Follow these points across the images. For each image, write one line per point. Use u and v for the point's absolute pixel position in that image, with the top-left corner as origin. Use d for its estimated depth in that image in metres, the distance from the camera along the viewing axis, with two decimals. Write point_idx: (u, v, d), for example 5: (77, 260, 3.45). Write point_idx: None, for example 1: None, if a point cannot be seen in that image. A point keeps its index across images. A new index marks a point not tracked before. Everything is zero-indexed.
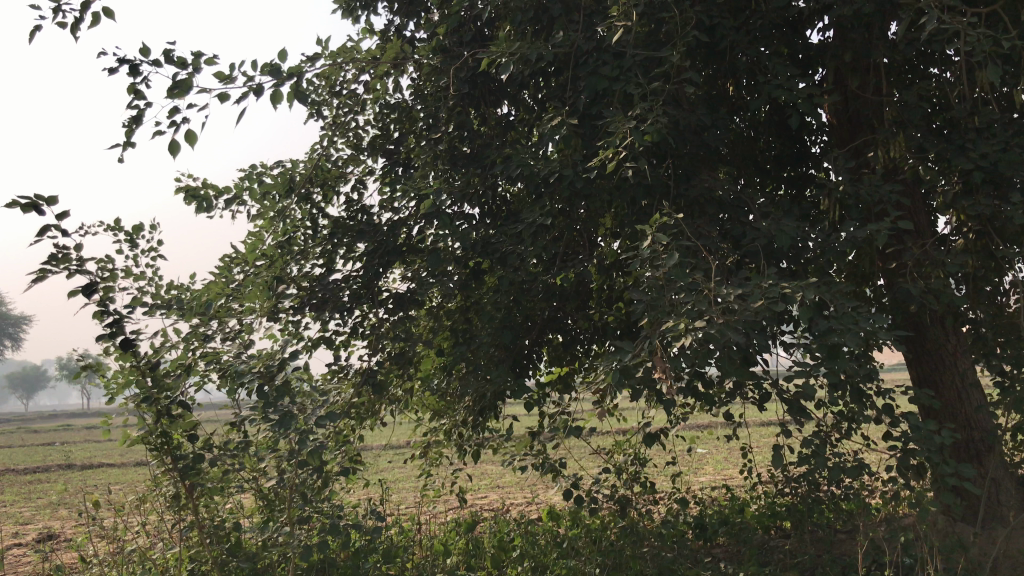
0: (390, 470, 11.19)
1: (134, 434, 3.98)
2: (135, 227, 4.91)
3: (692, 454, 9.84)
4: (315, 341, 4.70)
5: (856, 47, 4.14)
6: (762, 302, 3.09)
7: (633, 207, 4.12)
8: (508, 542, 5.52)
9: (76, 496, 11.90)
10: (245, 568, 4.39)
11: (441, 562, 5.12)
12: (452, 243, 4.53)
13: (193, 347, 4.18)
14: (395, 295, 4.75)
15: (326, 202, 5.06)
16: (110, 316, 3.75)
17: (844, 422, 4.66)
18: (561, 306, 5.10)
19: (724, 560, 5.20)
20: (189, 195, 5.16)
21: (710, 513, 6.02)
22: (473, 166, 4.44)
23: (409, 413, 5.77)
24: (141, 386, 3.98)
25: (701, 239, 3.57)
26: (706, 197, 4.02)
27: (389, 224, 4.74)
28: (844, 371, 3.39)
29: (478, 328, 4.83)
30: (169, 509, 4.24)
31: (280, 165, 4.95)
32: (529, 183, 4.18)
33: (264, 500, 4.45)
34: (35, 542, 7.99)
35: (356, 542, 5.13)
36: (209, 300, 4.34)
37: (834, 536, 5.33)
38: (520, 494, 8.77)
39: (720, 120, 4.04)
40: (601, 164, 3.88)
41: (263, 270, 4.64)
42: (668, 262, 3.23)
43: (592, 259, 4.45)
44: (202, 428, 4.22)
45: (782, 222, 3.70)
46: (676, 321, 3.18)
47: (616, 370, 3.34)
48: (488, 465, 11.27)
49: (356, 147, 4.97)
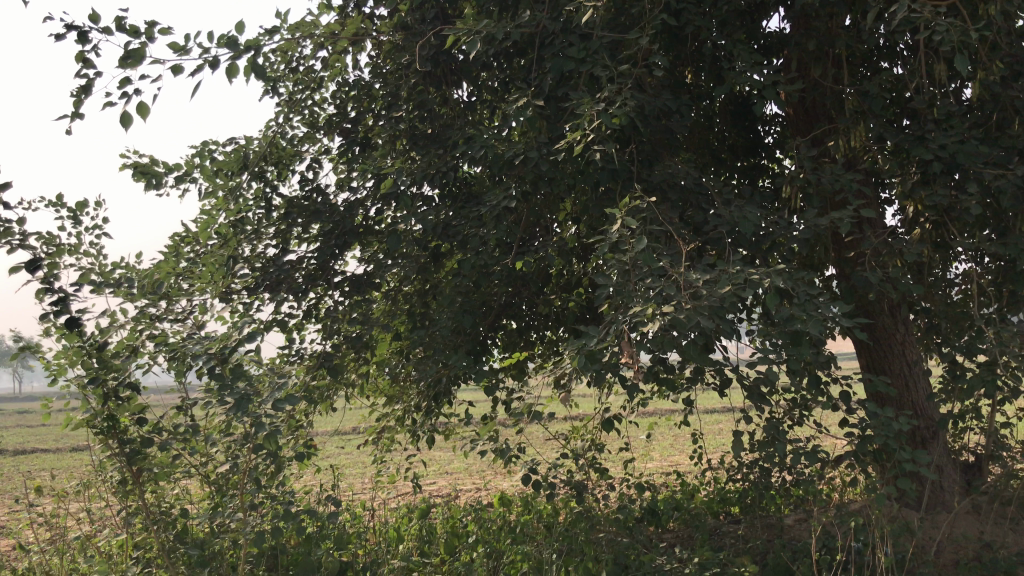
0: (338, 457, 11.07)
1: (77, 418, 3.81)
2: (80, 203, 4.71)
3: (642, 440, 9.93)
4: (268, 323, 4.57)
5: (819, 36, 4.17)
6: (730, 288, 3.08)
7: (597, 192, 4.09)
8: (461, 528, 5.48)
9: (9, 481, 11.52)
10: (193, 555, 4.27)
11: (395, 548, 5.05)
12: (412, 225, 4.45)
13: (142, 328, 4.02)
14: (351, 277, 4.64)
15: (280, 180, 4.92)
16: (55, 294, 3.54)
17: (798, 408, 4.71)
18: (519, 291, 5.06)
19: (677, 545, 5.24)
20: (138, 171, 4.98)
21: (662, 499, 6.07)
22: (434, 146, 4.36)
23: (363, 397, 5.69)
24: (87, 367, 3.77)
25: (667, 224, 3.56)
26: (670, 183, 4.01)
27: (346, 205, 4.63)
28: (805, 358, 3.41)
29: (436, 312, 4.76)
30: (115, 495, 4.09)
31: (232, 141, 4.79)
32: (492, 166, 4.11)
33: (214, 486, 4.32)
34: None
35: (307, 529, 5.03)
36: (159, 279, 4.17)
37: (783, 522, 5.40)
38: (470, 480, 8.76)
39: (684, 105, 4.03)
40: (566, 147, 3.83)
41: (215, 249, 4.49)
42: (636, 246, 3.20)
43: (553, 244, 4.42)
44: (150, 412, 4.07)
45: (746, 209, 3.71)
46: (642, 306, 3.15)
47: (581, 355, 3.30)
48: (437, 451, 11.22)
49: (313, 125, 4.85)
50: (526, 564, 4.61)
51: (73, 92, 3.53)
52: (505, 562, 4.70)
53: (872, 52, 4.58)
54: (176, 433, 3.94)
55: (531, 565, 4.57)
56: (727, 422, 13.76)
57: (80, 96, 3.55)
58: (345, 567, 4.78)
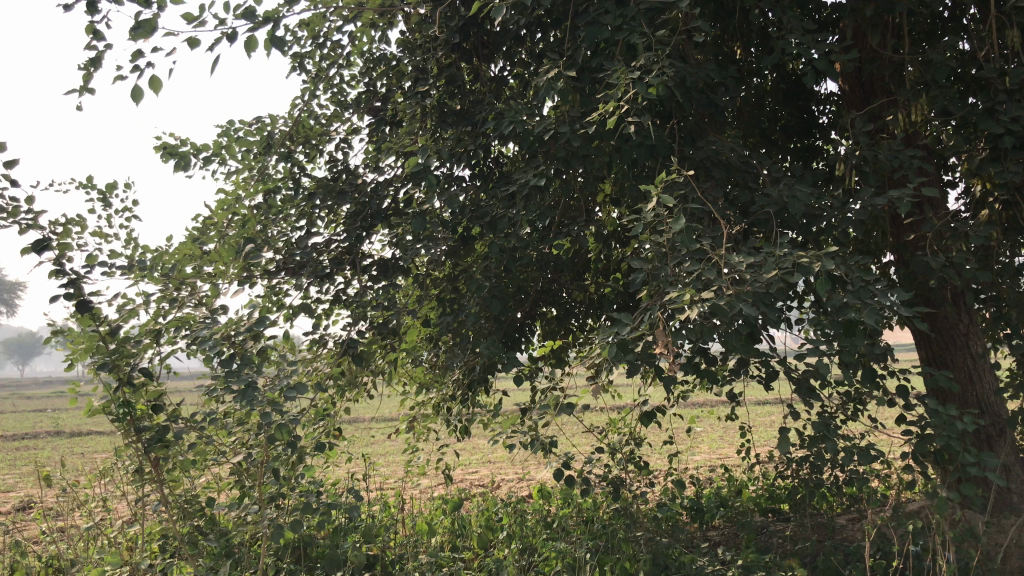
0: (380, 445, 11.01)
1: (92, 405, 3.69)
2: (108, 184, 4.60)
3: (688, 432, 9.66)
4: (293, 309, 4.41)
5: (878, 1, 3.85)
6: (776, 273, 2.80)
7: (635, 170, 3.83)
8: (495, 522, 5.30)
9: (57, 464, 11.68)
10: (215, 547, 4.14)
11: (425, 542, 4.87)
12: (441, 207, 4.24)
13: (159, 313, 3.87)
14: (379, 261, 4.47)
15: (309, 160, 4.75)
16: (66, 276, 3.39)
17: (851, 403, 4.42)
18: (556, 277, 4.85)
19: (720, 545, 4.98)
20: (166, 152, 4.85)
21: (707, 495, 5.82)
22: (464, 123, 4.15)
23: (396, 385, 5.55)
24: (101, 352, 3.62)
25: (708, 203, 3.29)
26: (713, 160, 3.74)
27: (374, 185, 4.45)
28: (860, 349, 3.12)
29: (468, 298, 4.56)
30: (133, 484, 3.97)
31: (258, 120, 4.63)
32: (523, 143, 3.88)
33: (236, 475, 4.19)
34: (13, 513, 7.80)
35: (335, 520, 4.89)
36: (178, 261, 4.01)
37: (834, 522, 5.11)
38: (511, 471, 8.60)
39: (729, 77, 3.76)
40: (601, 120, 3.59)
41: (238, 231, 4.34)
42: (673, 226, 2.94)
43: (590, 226, 4.19)
44: (169, 399, 3.93)
45: (795, 188, 3.43)
46: (679, 292, 2.89)
47: (613, 344, 3.06)
48: (479, 440, 11.09)
49: (340, 103, 4.67)
50: (559, 563, 4.40)
51: (82, 66, 3.40)
52: (538, 560, 4.50)
53: (936, 21, 4.25)
54: (193, 422, 3.80)
55: (565, 564, 4.35)
56: (779, 415, 13.42)
57: (90, 70, 3.43)
58: (372, 560, 4.61)
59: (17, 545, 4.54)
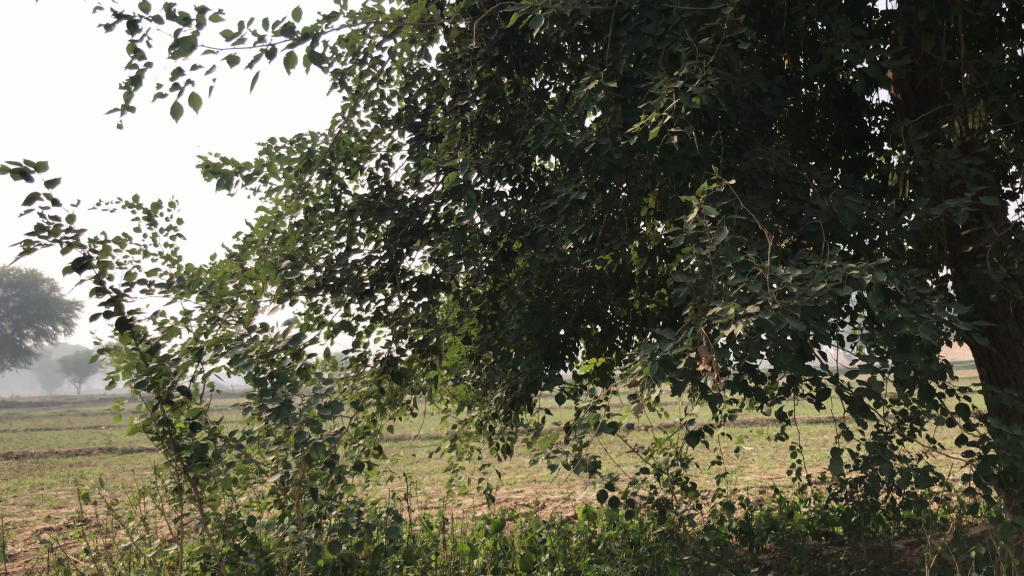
0: (424, 463, 10.97)
1: (132, 423, 3.68)
2: (153, 203, 4.64)
3: (737, 452, 9.46)
4: (333, 326, 4.38)
5: (932, 5, 3.71)
6: (825, 286, 2.68)
7: (678, 182, 3.73)
8: (538, 543, 5.19)
9: (109, 480, 11.87)
10: (254, 567, 4.10)
11: (466, 564, 4.78)
12: (480, 222, 4.18)
13: (200, 330, 3.86)
14: (419, 278, 4.40)
15: (350, 177, 4.74)
16: (106, 293, 3.40)
17: (909, 423, 4.24)
18: (599, 293, 4.76)
19: (771, 570, 4.81)
20: (210, 170, 4.88)
21: (757, 517, 5.64)
22: (503, 137, 4.10)
23: (439, 403, 5.49)
24: (141, 370, 3.61)
25: (755, 215, 3.18)
26: (760, 170, 3.63)
27: (414, 201, 4.40)
28: (916, 366, 2.97)
29: (508, 314, 4.48)
30: (173, 502, 3.95)
31: (299, 137, 4.64)
32: (563, 156, 3.80)
33: (276, 494, 4.15)
34: (63, 530, 7.89)
35: (375, 540, 4.82)
36: (218, 279, 4.00)
37: (890, 546, 4.91)
38: (556, 490, 8.50)
39: (776, 86, 3.64)
40: (642, 132, 3.50)
41: (278, 248, 4.32)
42: (717, 238, 2.84)
43: (633, 240, 4.09)
44: (209, 417, 3.91)
45: (846, 198, 3.30)
46: (724, 306, 2.77)
47: (656, 361, 2.94)
48: (525, 459, 11.01)
49: (381, 119, 4.65)
50: None
51: (123, 85, 3.46)
52: None
53: (993, 25, 4.09)
54: (231, 440, 3.78)
55: None
56: (831, 434, 13.12)
57: (130, 88, 3.49)
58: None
59: (63, 561, 4.56)
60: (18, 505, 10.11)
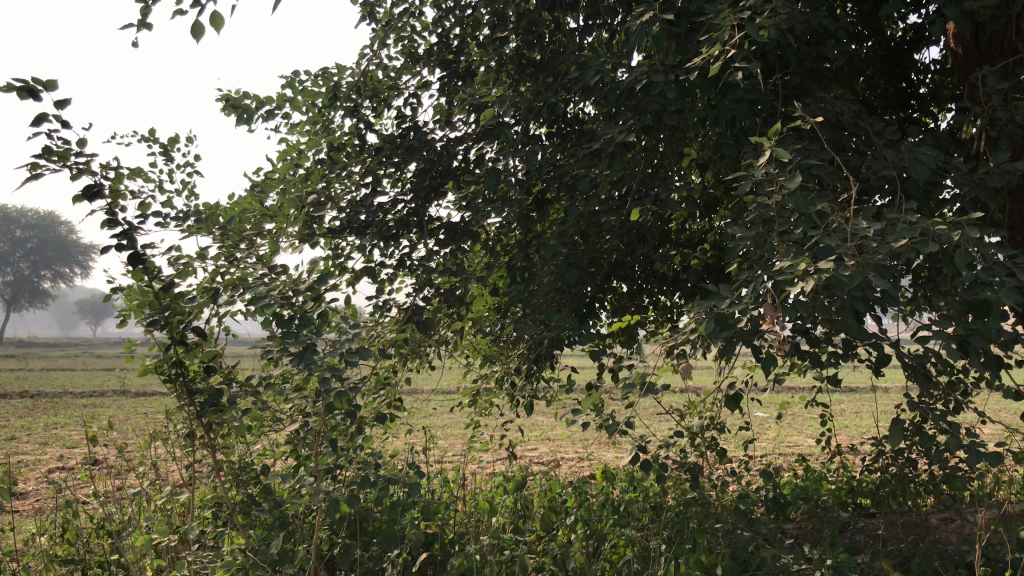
0: (438, 419, 10.83)
1: (144, 365, 3.49)
2: (169, 137, 4.41)
3: (758, 418, 9.27)
4: (356, 273, 4.16)
5: None
6: (906, 242, 2.43)
7: (733, 129, 3.47)
8: (559, 503, 5.01)
9: (119, 422, 11.81)
10: (268, 517, 3.93)
11: (486, 523, 4.60)
12: (515, 166, 3.93)
13: (217, 270, 3.65)
14: (447, 224, 4.16)
15: (376, 115, 4.49)
16: (119, 225, 3.18)
17: (961, 395, 4.01)
18: (632, 249, 4.53)
19: (802, 542, 4.62)
20: (229, 104, 4.64)
21: (785, 486, 5.46)
22: (543, 75, 3.84)
23: (460, 356, 5.29)
24: (154, 309, 3.40)
25: (820, 165, 2.92)
26: (822, 118, 3.36)
27: (444, 142, 4.14)
28: (992, 333, 2.74)
29: (539, 266, 4.25)
30: (184, 448, 3.77)
31: (324, 71, 4.37)
32: (610, 96, 3.54)
33: (291, 444, 3.97)
34: (70, 472, 7.76)
35: (392, 495, 4.64)
36: (236, 215, 3.77)
37: (927, 521, 4.72)
38: (571, 449, 8.34)
39: (843, 26, 3.37)
40: (698, 71, 3.23)
41: (301, 187, 4.09)
42: (785, 186, 2.59)
43: (677, 191, 3.84)
44: (224, 361, 3.72)
45: (918, 150, 3.04)
46: (793, 260, 2.53)
47: (711, 318, 2.71)
48: (539, 417, 10.89)
49: (411, 54, 4.39)
50: (630, 552, 4.10)
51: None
52: (607, 547, 4.21)
53: None
54: (247, 386, 3.58)
55: (636, 554, 4.03)
56: (850, 403, 12.92)
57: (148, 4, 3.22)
58: (431, 540, 4.36)
59: (69, 506, 4.40)
60: (29, 444, 10.03)
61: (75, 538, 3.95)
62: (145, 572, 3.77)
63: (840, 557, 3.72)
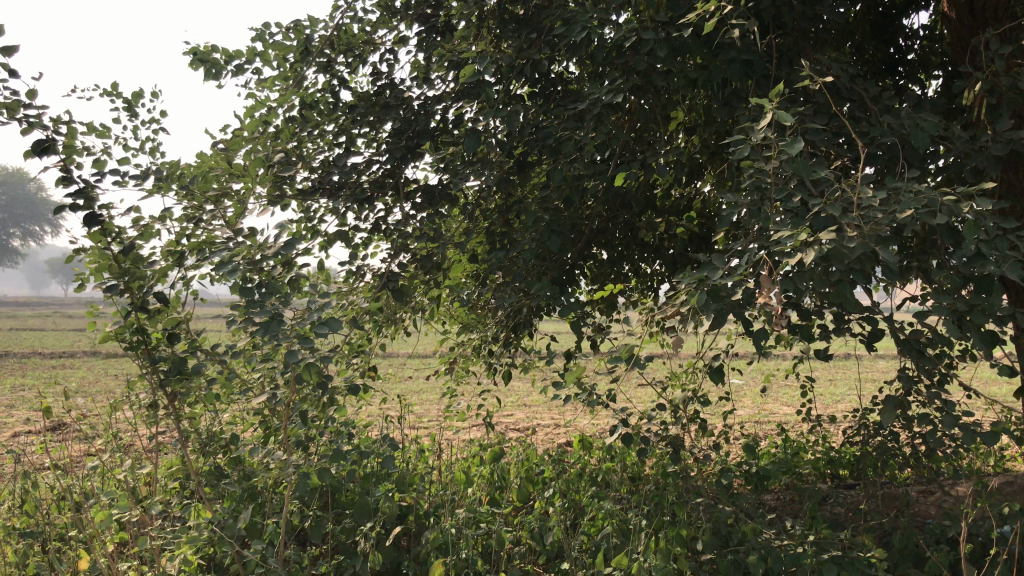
0: (413, 385, 10.73)
1: (103, 331, 3.30)
2: (132, 91, 4.18)
3: (736, 388, 9.22)
4: (329, 237, 3.98)
5: None
6: (911, 214, 2.30)
7: (725, 91, 3.30)
8: (537, 475, 4.90)
9: (88, 384, 11.59)
10: (235, 489, 3.78)
11: (462, 494, 4.49)
12: (496, 126, 3.75)
13: (181, 232, 3.46)
14: (424, 187, 3.98)
15: (350, 71, 4.27)
16: (74, 183, 2.98)
17: (949, 370, 3.92)
18: (615, 215, 4.38)
19: (783, 516, 4.55)
20: (197, 58, 4.41)
21: (765, 458, 5.38)
22: (527, 30, 3.65)
23: (436, 322, 5.14)
24: (112, 273, 3.20)
25: (818, 130, 2.77)
26: (818, 81, 3.20)
27: (422, 101, 3.95)
28: (993, 309, 2.63)
29: (520, 232, 4.09)
30: (146, 418, 3.60)
31: (296, 23, 4.14)
32: (597, 53, 3.36)
33: (259, 414, 3.82)
34: (36, 436, 7.58)
35: (366, 466, 4.50)
36: (202, 174, 3.57)
37: (908, 495, 4.66)
38: (549, 417, 8.25)
39: None
40: (691, 28, 3.06)
41: (270, 144, 3.88)
42: (785, 151, 2.44)
43: (665, 155, 3.68)
44: (188, 328, 3.54)
45: (920, 116, 2.90)
46: (791, 230, 2.39)
47: (703, 291, 2.57)
48: (517, 383, 10.81)
49: (388, 7, 4.17)
50: (609, 526, 3.99)
51: None
52: (585, 520, 4.10)
53: None
54: (213, 354, 3.41)
55: (616, 528, 3.93)
56: (825, 372, 12.98)
57: None
58: (405, 512, 4.24)
59: (28, 476, 4.22)
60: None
61: (34, 509, 3.79)
62: (106, 545, 3.62)
63: (823, 533, 3.64)
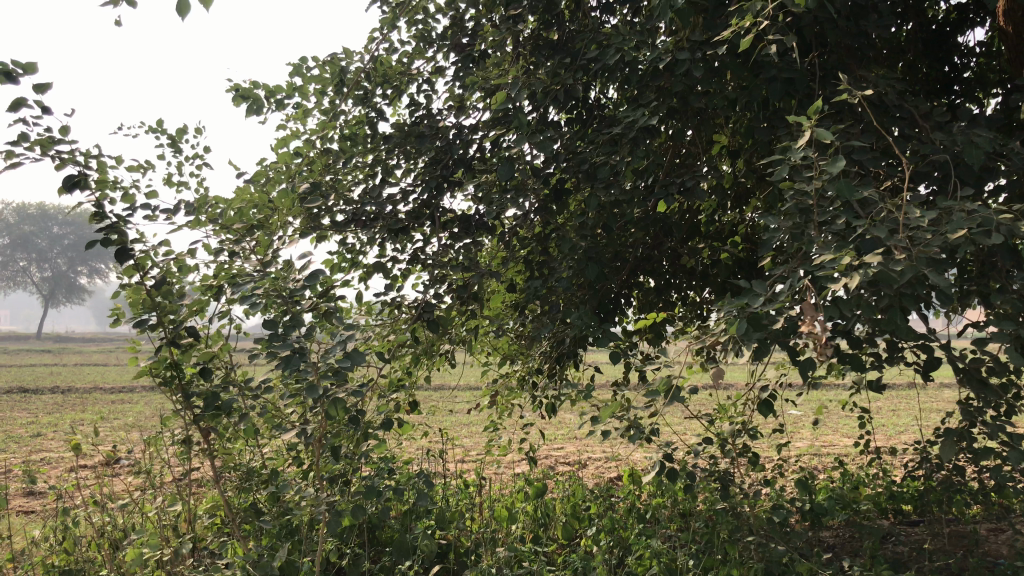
0: (463, 417, 10.65)
1: (138, 366, 3.28)
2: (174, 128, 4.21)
3: (792, 420, 8.93)
4: (368, 268, 3.94)
5: None
6: (964, 233, 2.16)
7: (767, 111, 3.19)
8: (583, 511, 4.75)
9: (144, 418, 11.76)
10: (271, 526, 3.72)
11: (504, 531, 4.37)
12: (531, 154, 3.68)
13: (217, 266, 3.44)
14: (461, 217, 3.92)
15: (387, 104, 4.25)
16: (105, 217, 2.98)
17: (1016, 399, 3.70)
18: (658, 242, 4.27)
19: (841, 555, 4.33)
20: (238, 95, 4.42)
21: (823, 493, 5.15)
22: (561, 55, 3.59)
23: (480, 355, 5.05)
24: (146, 307, 3.19)
25: (862, 148, 2.65)
26: (864, 98, 3.07)
27: (457, 130, 3.91)
28: None
29: (559, 261, 4.00)
30: (183, 454, 3.57)
31: (332, 57, 4.14)
32: (632, 76, 3.28)
33: (297, 449, 3.75)
34: (95, 471, 7.71)
35: (407, 501, 4.41)
36: (237, 208, 3.56)
37: (975, 533, 4.40)
38: (599, 450, 8.08)
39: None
40: (727, 48, 2.96)
41: (307, 177, 3.86)
42: (826, 171, 2.32)
43: (706, 180, 3.57)
44: (223, 363, 3.50)
45: (973, 132, 2.75)
46: (834, 253, 2.26)
47: (744, 318, 2.45)
48: (566, 416, 10.64)
49: (424, 38, 4.15)
50: (655, 565, 3.83)
51: None
52: (631, 558, 3.94)
53: None
54: (247, 389, 3.36)
55: (662, 567, 3.78)
56: (888, 402, 12.53)
57: None
58: (445, 549, 4.13)
59: (73, 514, 4.23)
60: (54, 442, 9.99)
61: (74, 545, 3.78)
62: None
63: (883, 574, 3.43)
